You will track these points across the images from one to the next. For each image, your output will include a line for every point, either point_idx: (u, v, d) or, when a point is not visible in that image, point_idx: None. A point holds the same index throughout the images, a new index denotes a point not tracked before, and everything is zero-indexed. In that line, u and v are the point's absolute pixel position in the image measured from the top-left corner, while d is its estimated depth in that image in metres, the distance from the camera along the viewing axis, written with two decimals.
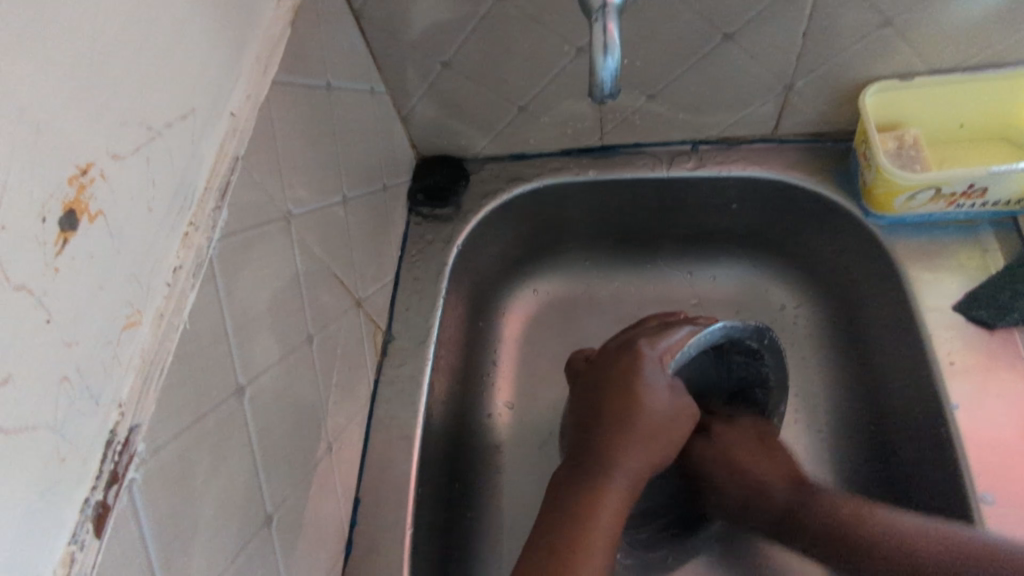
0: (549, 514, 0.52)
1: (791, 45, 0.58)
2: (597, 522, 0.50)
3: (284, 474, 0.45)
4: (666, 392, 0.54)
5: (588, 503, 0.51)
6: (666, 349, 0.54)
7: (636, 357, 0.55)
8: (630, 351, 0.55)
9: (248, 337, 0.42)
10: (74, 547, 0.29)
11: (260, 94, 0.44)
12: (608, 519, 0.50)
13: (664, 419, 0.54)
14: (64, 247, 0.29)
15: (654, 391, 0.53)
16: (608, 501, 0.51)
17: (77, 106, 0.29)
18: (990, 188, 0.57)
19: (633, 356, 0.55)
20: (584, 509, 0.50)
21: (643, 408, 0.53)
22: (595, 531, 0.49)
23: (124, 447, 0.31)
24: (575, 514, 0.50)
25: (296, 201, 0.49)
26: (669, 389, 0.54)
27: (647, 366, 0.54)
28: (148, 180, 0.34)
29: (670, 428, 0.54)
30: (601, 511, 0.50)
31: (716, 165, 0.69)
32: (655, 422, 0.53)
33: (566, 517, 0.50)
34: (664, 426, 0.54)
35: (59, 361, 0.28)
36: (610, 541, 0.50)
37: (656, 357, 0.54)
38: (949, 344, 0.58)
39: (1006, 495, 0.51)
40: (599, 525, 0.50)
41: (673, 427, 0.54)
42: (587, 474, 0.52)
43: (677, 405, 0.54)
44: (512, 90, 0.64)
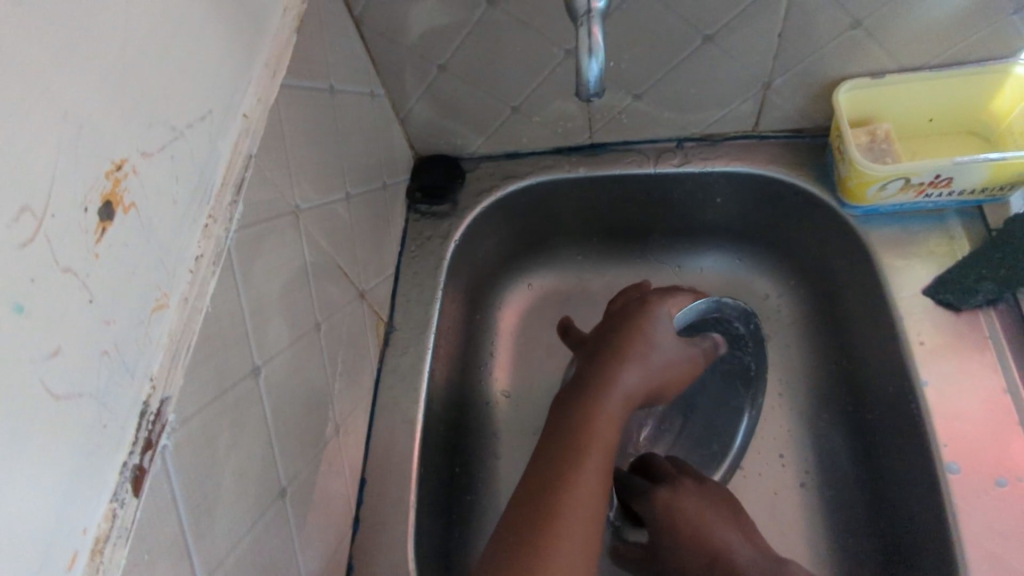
0: (550, 430, 0.54)
1: (767, 45, 0.62)
2: (599, 434, 0.53)
3: (296, 451, 0.48)
4: (671, 340, 0.61)
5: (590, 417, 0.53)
6: (671, 305, 0.62)
7: (647, 307, 0.61)
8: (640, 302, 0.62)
9: (262, 322, 0.45)
10: (116, 504, 0.32)
11: (270, 98, 0.47)
12: (608, 432, 0.53)
13: (664, 361, 0.60)
14: (103, 234, 0.32)
15: (659, 335, 0.60)
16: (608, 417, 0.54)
17: (111, 108, 0.32)
18: (955, 178, 0.61)
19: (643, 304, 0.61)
20: (589, 422, 0.53)
21: (649, 345, 0.59)
22: (596, 442, 0.52)
23: (156, 417, 0.34)
24: (580, 426, 0.53)
25: (303, 198, 0.52)
26: (674, 339, 0.61)
27: (656, 314, 0.61)
28: (172, 175, 0.37)
29: (665, 371, 0.60)
30: (603, 426, 0.53)
31: (700, 161, 0.73)
32: (660, 360, 0.59)
33: (570, 428, 0.53)
34: (661, 366, 0.59)
35: (99, 337, 0.31)
36: (607, 453, 0.52)
37: (666, 306, 0.62)
38: (919, 325, 0.61)
39: (970, 464, 0.55)
40: (602, 438, 0.53)
41: (671, 371, 0.61)
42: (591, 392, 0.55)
43: (678, 354, 0.62)
44: (505, 91, 0.68)
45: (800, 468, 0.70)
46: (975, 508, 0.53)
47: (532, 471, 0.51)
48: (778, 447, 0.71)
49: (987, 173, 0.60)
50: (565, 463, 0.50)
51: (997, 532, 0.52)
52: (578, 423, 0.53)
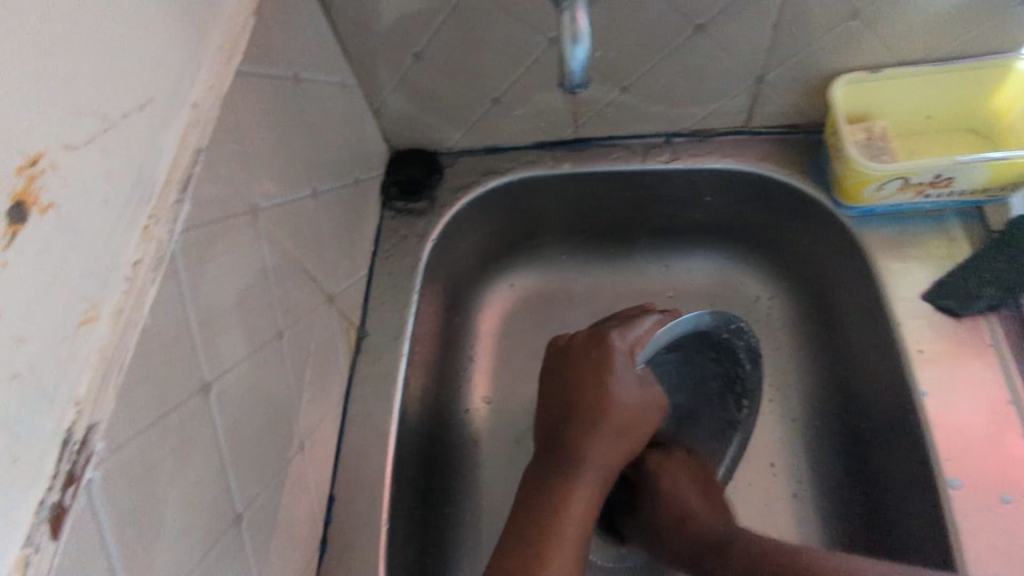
0: (519, 513, 0.52)
1: (762, 36, 0.58)
2: (570, 518, 0.51)
3: (254, 472, 0.45)
4: (633, 384, 0.55)
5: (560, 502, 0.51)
6: (634, 342, 0.56)
7: (605, 352, 0.55)
8: (597, 347, 0.55)
9: (214, 333, 0.41)
10: (29, 550, 0.28)
11: (224, 85, 0.42)
12: (581, 516, 0.51)
13: (636, 412, 0.55)
14: (14, 239, 0.27)
15: (622, 386, 0.54)
16: (579, 498, 0.52)
17: (25, 94, 0.28)
18: (956, 178, 0.58)
19: (603, 351, 0.55)
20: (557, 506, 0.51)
21: (613, 404, 0.54)
22: (567, 531, 0.50)
23: (81, 447, 0.30)
24: (548, 511, 0.51)
25: (263, 195, 0.48)
26: (636, 382, 0.55)
27: (616, 360, 0.55)
28: (103, 171, 0.33)
29: (638, 422, 0.55)
30: (572, 510, 0.51)
31: (689, 157, 0.70)
32: (624, 415, 0.54)
33: (539, 517, 0.51)
34: (635, 422, 0.55)
35: (10, 359, 0.27)
36: (580, 534, 0.51)
37: (625, 349, 0.55)
38: (919, 332, 0.59)
39: (973, 478, 0.52)
40: (572, 522, 0.51)
41: (643, 418, 0.55)
42: (558, 473, 0.53)
43: (646, 396, 0.55)
44: (485, 81, 0.64)
45: (792, 479, 0.67)
46: (979, 526, 0.50)
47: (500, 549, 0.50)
48: (770, 456, 0.69)
49: (989, 173, 0.57)
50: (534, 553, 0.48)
51: (1001, 552, 0.49)
52: (547, 512, 0.51)
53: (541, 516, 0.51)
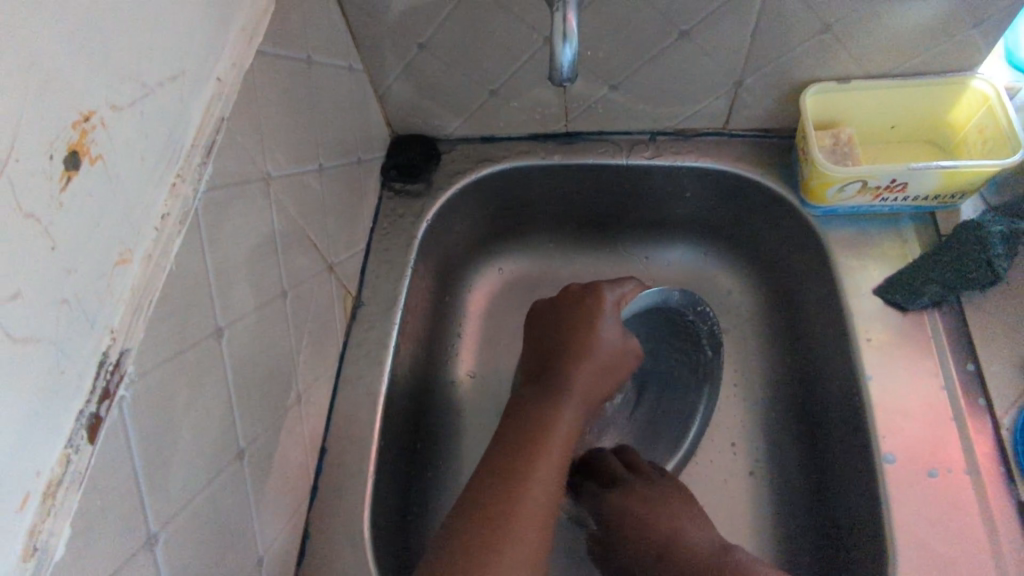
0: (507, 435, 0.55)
1: (739, 45, 0.63)
2: (555, 433, 0.55)
3: (256, 414, 0.49)
4: (615, 333, 0.60)
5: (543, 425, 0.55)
6: (622, 297, 0.62)
7: (596, 300, 0.61)
8: (589, 296, 0.62)
9: (227, 287, 0.45)
10: (70, 450, 0.32)
11: (245, 63, 0.47)
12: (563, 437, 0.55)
13: (616, 355, 0.60)
14: (68, 183, 0.32)
15: (607, 329, 0.60)
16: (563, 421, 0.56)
17: (83, 59, 0.33)
18: (910, 184, 0.63)
19: (594, 300, 0.61)
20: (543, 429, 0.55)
21: (597, 341, 0.60)
22: (549, 448, 0.54)
23: (115, 368, 0.35)
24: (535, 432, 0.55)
25: (275, 165, 0.53)
26: (618, 331, 0.61)
27: (605, 308, 0.61)
28: (141, 132, 0.37)
29: (617, 366, 0.60)
30: (556, 429, 0.55)
31: (670, 155, 0.75)
32: (605, 358, 0.59)
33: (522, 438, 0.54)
34: (613, 365, 0.60)
35: (60, 286, 0.32)
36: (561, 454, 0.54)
37: (612, 302, 0.61)
38: (868, 323, 0.64)
39: (905, 454, 0.57)
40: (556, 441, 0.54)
41: (620, 364, 0.61)
42: (547, 399, 0.57)
43: (625, 346, 0.61)
44: (484, 74, 0.68)
45: (751, 457, 0.73)
46: (908, 496, 0.56)
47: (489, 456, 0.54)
48: (731, 436, 0.74)
49: (939, 181, 0.62)
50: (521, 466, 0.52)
51: (925, 519, 0.54)
52: (532, 433, 0.55)
53: (525, 436, 0.54)
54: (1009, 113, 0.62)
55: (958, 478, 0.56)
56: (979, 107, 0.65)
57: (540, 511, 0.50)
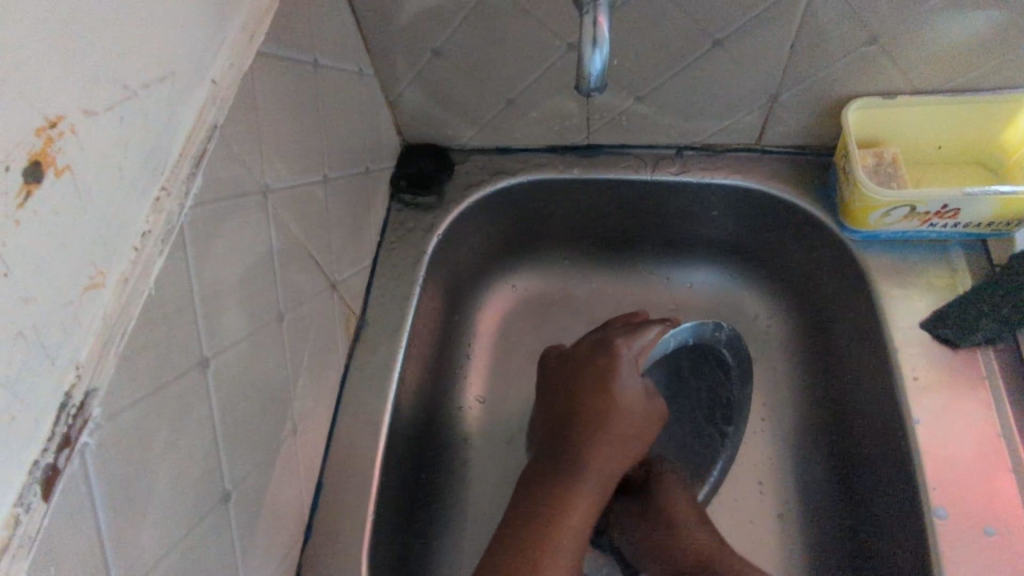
0: (520, 508, 0.52)
1: (779, 56, 0.59)
2: (571, 511, 0.51)
3: (245, 451, 0.45)
4: (635, 393, 0.56)
5: (558, 504, 0.51)
6: (640, 351, 0.57)
7: (611, 356, 0.57)
8: (604, 351, 0.57)
9: (216, 312, 0.41)
10: (19, 510, 0.28)
11: (244, 64, 0.43)
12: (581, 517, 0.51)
13: (635, 418, 0.55)
14: (28, 198, 0.28)
15: (627, 386, 0.55)
16: (581, 497, 0.52)
17: (51, 57, 0.28)
18: (962, 210, 0.58)
19: (611, 354, 0.57)
20: (557, 507, 0.51)
21: (617, 402, 0.55)
22: (565, 530, 0.50)
23: (78, 411, 0.30)
24: (549, 509, 0.51)
25: (275, 177, 0.48)
26: (639, 390, 0.56)
27: (623, 362, 0.56)
28: (120, 139, 0.33)
29: (642, 430, 0.55)
30: (573, 506, 0.51)
31: (699, 171, 0.70)
32: (626, 423, 0.55)
33: (538, 516, 0.51)
34: (635, 429, 0.55)
35: (15, 318, 0.27)
36: (578, 535, 0.51)
37: (630, 356, 0.57)
38: (913, 359, 0.59)
39: (958, 509, 0.52)
40: (571, 522, 0.51)
41: (642, 429, 0.55)
42: (561, 471, 0.53)
43: (648, 408, 0.56)
44: (502, 82, 0.64)
45: (779, 497, 0.67)
46: (962, 556, 0.50)
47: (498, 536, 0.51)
48: (758, 474, 0.69)
49: (996, 207, 0.57)
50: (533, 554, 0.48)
51: None
52: (547, 514, 0.51)
53: (539, 514, 0.51)
54: None
55: (1019, 537, 0.51)
56: None
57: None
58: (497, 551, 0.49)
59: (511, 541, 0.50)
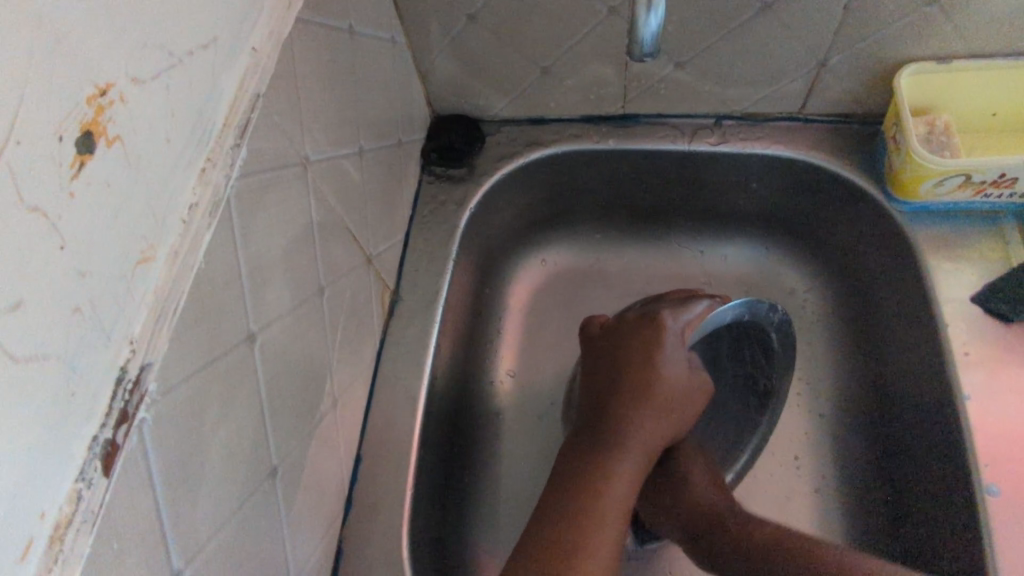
0: (563, 478, 0.51)
1: (830, 18, 0.56)
2: (619, 477, 0.50)
3: (289, 425, 0.44)
4: (681, 367, 0.55)
5: (605, 473, 0.50)
6: (687, 324, 0.56)
7: (658, 329, 0.56)
8: (650, 324, 0.56)
9: (261, 285, 0.40)
10: (81, 485, 0.27)
11: (283, 31, 0.41)
12: (621, 491, 0.50)
13: (679, 390, 0.55)
14: (81, 169, 0.27)
15: (673, 363, 0.55)
16: (624, 469, 0.51)
17: (100, 20, 0.27)
18: (1020, 179, 0.56)
19: (656, 329, 0.56)
20: (602, 474, 0.50)
21: (661, 377, 0.54)
22: (610, 500, 0.49)
23: (134, 387, 0.30)
24: (594, 477, 0.50)
25: (314, 148, 0.47)
26: (684, 364, 0.55)
27: (668, 339, 0.55)
28: (167, 108, 0.32)
29: (684, 401, 0.55)
30: (617, 474, 0.50)
31: (739, 141, 0.68)
32: (671, 394, 0.54)
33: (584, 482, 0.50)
34: (679, 400, 0.55)
35: (72, 292, 0.27)
36: (624, 503, 0.50)
37: (678, 330, 0.56)
38: (963, 334, 0.57)
39: (1014, 488, 0.51)
40: (616, 490, 0.50)
41: (686, 402, 0.55)
42: (605, 438, 0.52)
43: (692, 381, 0.55)
44: (538, 49, 0.62)
45: (817, 473, 0.66)
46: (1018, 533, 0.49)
47: (545, 505, 0.49)
48: (794, 449, 0.68)
49: None
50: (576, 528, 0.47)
51: None
52: (588, 487, 0.50)
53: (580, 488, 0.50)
54: None
55: None
56: None
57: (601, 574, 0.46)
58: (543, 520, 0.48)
59: (558, 510, 0.48)
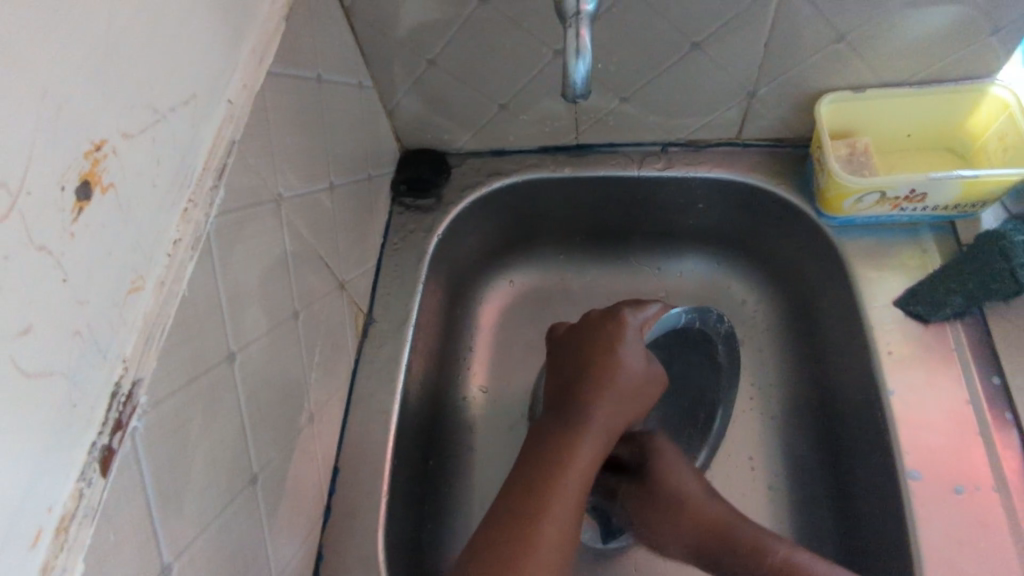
0: (530, 458, 0.55)
1: (752, 55, 0.63)
2: (579, 456, 0.55)
3: (269, 438, 0.49)
4: (638, 358, 0.60)
5: (567, 452, 0.55)
6: (643, 322, 0.62)
7: (618, 325, 0.61)
8: (611, 320, 0.61)
9: (239, 310, 0.45)
10: (82, 484, 0.32)
11: (256, 84, 0.47)
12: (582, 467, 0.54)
13: (638, 379, 0.59)
14: (80, 214, 0.32)
15: (633, 352, 0.60)
16: (585, 449, 0.55)
17: (96, 89, 0.32)
18: (930, 194, 0.62)
19: (617, 324, 0.61)
20: (564, 454, 0.54)
21: (621, 365, 0.59)
22: (571, 478, 0.53)
23: (127, 399, 0.34)
24: (557, 456, 0.54)
25: (286, 186, 0.52)
26: (642, 356, 0.60)
27: (628, 332, 0.61)
28: (153, 158, 0.37)
29: (642, 390, 0.60)
30: (579, 454, 0.55)
31: (684, 166, 0.74)
32: (630, 381, 0.59)
33: (547, 461, 0.54)
34: (637, 387, 0.59)
35: (73, 318, 0.31)
36: (583, 480, 0.54)
37: (635, 327, 0.61)
38: (889, 335, 0.63)
39: (931, 473, 0.56)
40: (576, 468, 0.54)
41: (644, 391, 0.60)
42: (568, 422, 0.57)
43: (650, 371, 0.60)
44: (494, 88, 0.68)
45: (770, 472, 0.71)
46: (936, 514, 0.54)
47: (513, 483, 0.53)
48: (748, 450, 0.73)
49: (961, 189, 0.61)
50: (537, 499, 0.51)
51: (952, 540, 0.53)
52: (551, 463, 0.54)
53: (544, 464, 0.54)
54: None
55: (986, 495, 0.55)
56: (998, 114, 0.64)
57: (554, 542, 0.50)
58: (510, 496, 0.52)
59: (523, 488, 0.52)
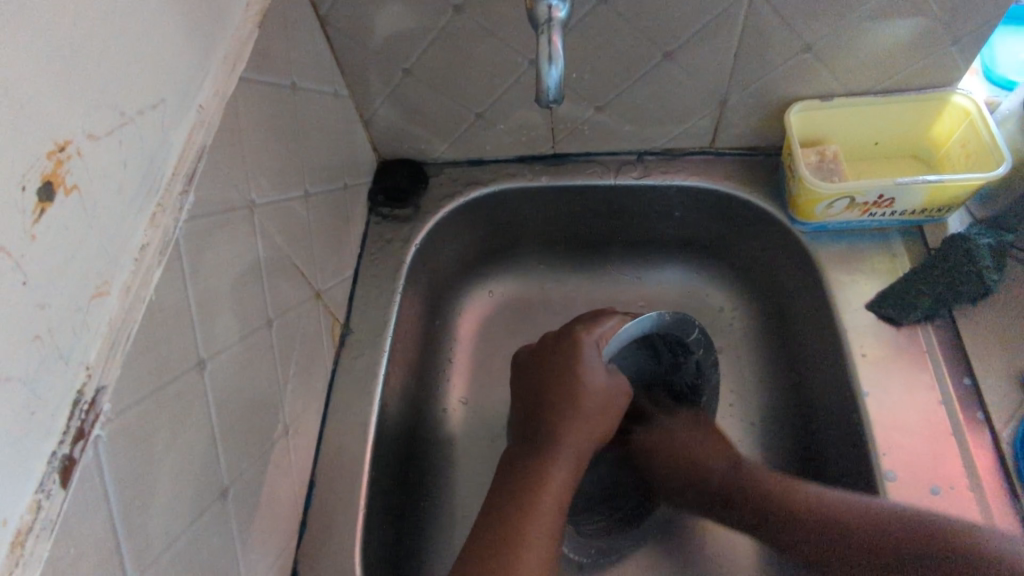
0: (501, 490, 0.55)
1: (723, 65, 0.64)
2: (548, 485, 0.55)
3: (241, 449, 0.48)
4: (599, 376, 0.58)
5: (536, 482, 0.54)
6: (601, 337, 0.59)
7: (574, 346, 0.59)
8: (567, 341, 0.60)
9: (210, 317, 0.44)
10: (41, 495, 0.31)
11: (228, 89, 0.46)
12: (554, 498, 0.54)
13: (600, 398, 0.58)
14: (41, 215, 0.31)
15: (593, 373, 0.58)
16: (554, 477, 0.55)
17: (59, 88, 0.32)
18: (897, 199, 0.64)
19: (571, 344, 0.59)
20: (533, 484, 0.54)
21: (583, 386, 0.58)
22: (541, 508, 0.53)
23: (90, 407, 0.33)
24: (526, 486, 0.54)
25: (259, 193, 0.52)
26: (603, 373, 0.58)
27: (586, 350, 0.59)
28: (120, 160, 0.36)
29: (608, 407, 0.58)
30: (548, 483, 0.55)
31: (659, 174, 0.75)
32: (592, 402, 0.58)
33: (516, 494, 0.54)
34: (601, 405, 0.58)
35: (34, 322, 0.30)
36: (556, 508, 0.54)
37: (592, 344, 0.59)
38: (862, 338, 0.64)
39: (907, 474, 0.57)
40: (548, 498, 0.54)
41: (609, 409, 0.58)
42: (535, 451, 0.57)
43: (611, 387, 0.58)
44: (470, 98, 0.68)
45: None
46: None
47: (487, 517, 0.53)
48: None
49: (926, 194, 0.63)
50: (510, 537, 0.51)
51: None
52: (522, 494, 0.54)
53: (516, 494, 0.54)
54: (990, 125, 0.63)
55: (961, 495, 0.55)
56: (960, 122, 0.66)
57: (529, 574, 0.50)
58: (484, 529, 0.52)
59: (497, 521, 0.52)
